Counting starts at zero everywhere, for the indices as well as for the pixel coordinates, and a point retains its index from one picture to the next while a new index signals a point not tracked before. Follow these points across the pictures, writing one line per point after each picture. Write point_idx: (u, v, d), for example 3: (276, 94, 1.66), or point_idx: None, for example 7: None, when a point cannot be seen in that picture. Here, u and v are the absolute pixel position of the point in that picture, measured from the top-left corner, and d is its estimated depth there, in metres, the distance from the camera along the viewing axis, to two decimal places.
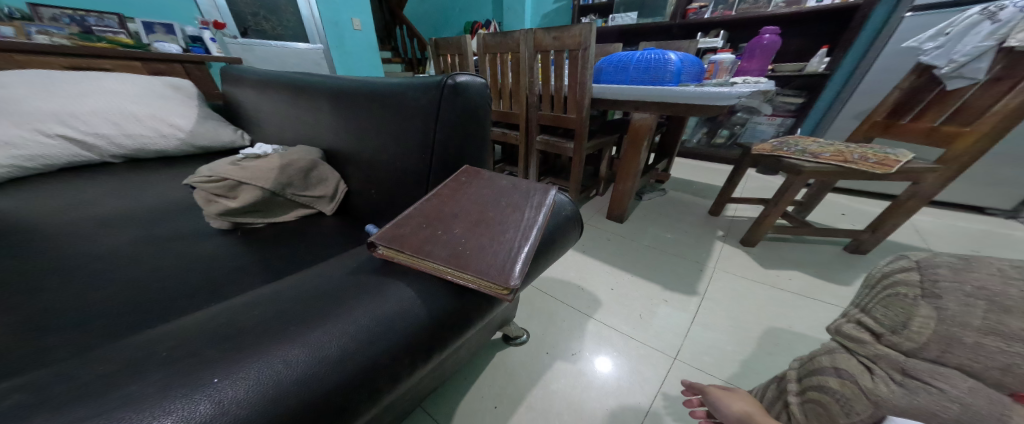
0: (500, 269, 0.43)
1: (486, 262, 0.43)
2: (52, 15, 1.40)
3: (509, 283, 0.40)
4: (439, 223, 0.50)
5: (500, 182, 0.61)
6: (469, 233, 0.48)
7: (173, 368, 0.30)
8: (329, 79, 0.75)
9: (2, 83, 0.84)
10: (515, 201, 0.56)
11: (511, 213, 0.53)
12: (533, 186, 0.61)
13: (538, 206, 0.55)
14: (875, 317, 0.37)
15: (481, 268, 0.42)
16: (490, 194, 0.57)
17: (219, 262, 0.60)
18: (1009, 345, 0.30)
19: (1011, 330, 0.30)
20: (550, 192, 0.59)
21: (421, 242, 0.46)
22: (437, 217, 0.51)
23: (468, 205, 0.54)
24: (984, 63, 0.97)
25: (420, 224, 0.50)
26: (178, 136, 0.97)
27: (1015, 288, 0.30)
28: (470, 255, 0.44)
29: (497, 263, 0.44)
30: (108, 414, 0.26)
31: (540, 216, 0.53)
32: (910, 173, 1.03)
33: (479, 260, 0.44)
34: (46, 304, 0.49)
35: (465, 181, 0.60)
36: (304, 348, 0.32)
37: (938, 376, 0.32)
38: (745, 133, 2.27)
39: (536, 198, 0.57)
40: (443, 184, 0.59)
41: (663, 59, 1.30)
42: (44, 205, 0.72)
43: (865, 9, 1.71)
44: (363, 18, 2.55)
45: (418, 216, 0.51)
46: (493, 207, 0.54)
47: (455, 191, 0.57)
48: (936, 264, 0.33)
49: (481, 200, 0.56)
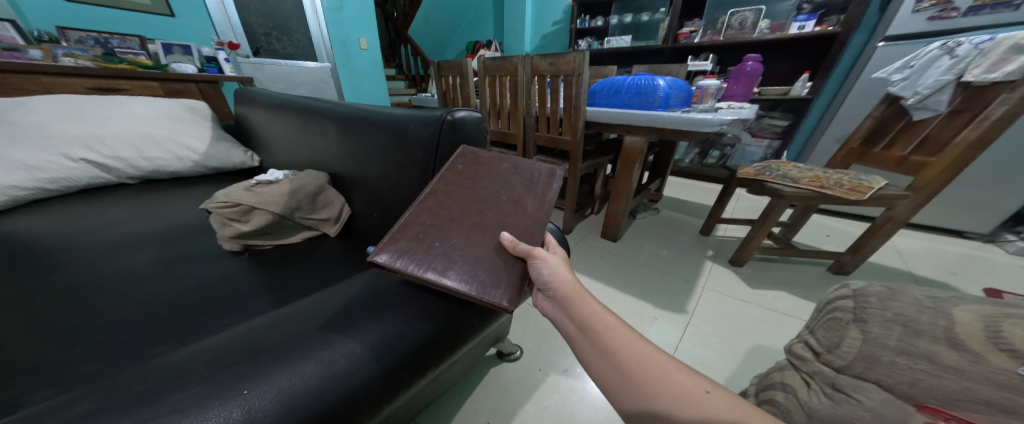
0: (497, 287, 0.49)
1: (483, 280, 0.49)
2: (79, 38, 1.53)
3: (503, 303, 0.47)
4: (435, 233, 0.54)
5: (501, 166, 0.65)
6: (466, 243, 0.53)
7: (204, 382, 0.34)
8: (342, 108, 0.82)
9: (33, 107, 0.90)
10: (516, 194, 0.62)
11: (510, 212, 0.59)
12: (536, 165, 0.67)
13: (537, 200, 0.62)
14: (818, 340, 0.43)
15: (480, 288, 0.49)
16: (490, 186, 0.62)
17: (233, 281, 0.65)
18: (916, 363, 0.34)
19: (918, 350, 0.34)
20: (554, 175, 0.65)
21: (419, 253, 0.51)
22: (434, 224, 0.55)
23: (465, 204, 0.58)
24: (944, 96, 1.04)
25: (417, 234, 0.54)
26: (192, 158, 1.03)
27: (925, 315, 0.36)
28: (467, 272, 0.50)
29: (493, 283, 0.49)
30: (159, 420, 0.31)
31: (541, 228, 0.57)
32: (884, 199, 1.09)
33: (476, 276, 0.50)
34: (74, 324, 0.54)
35: (463, 168, 0.63)
36: (317, 363, 0.37)
37: (859, 389, 0.36)
38: (734, 155, 2.39)
39: (538, 189, 0.63)
40: (439, 177, 0.61)
41: (653, 85, 1.37)
42: (66, 226, 0.76)
43: (843, 37, 1.83)
44: (369, 38, 2.66)
45: (414, 225, 0.55)
46: (493, 205, 0.59)
47: (454, 187, 0.60)
48: (867, 293, 0.40)
49: (480, 196, 0.60)
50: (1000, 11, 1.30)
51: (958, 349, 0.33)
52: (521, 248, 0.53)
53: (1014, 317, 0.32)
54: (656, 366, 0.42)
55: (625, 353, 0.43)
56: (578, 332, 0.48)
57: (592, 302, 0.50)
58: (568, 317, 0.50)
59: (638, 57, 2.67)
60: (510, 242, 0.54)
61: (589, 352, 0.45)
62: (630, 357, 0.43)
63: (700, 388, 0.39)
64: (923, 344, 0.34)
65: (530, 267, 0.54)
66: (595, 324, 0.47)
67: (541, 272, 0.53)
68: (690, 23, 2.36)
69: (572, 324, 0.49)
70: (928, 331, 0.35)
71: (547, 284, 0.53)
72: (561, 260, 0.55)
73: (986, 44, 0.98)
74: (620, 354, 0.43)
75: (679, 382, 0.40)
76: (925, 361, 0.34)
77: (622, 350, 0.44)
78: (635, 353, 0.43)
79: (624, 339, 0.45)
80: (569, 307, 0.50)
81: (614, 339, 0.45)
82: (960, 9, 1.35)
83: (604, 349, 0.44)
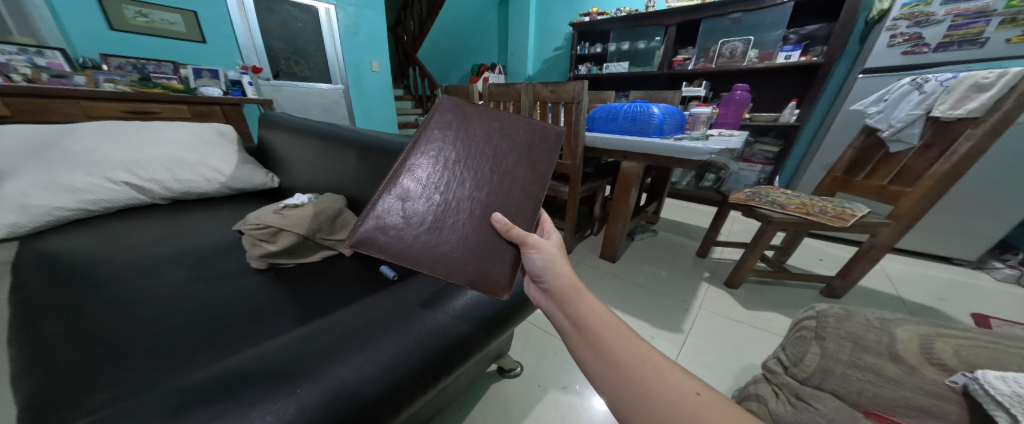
0: (488, 277, 0.57)
1: (472, 271, 0.57)
2: (119, 64, 1.66)
3: (500, 295, 0.56)
4: (420, 218, 0.58)
5: (490, 126, 0.65)
6: (454, 229, 0.58)
7: (260, 384, 0.40)
8: (363, 137, 0.93)
9: (82, 133, 0.98)
10: (507, 165, 0.63)
11: (500, 193, 0.61)
12: (531, 128, 0.67)
13: (529, 169, 0.64)
14: (786, 355, 0.53)
15: (472, 278, 0.56)
16: (478, 154, 0.63)
17: (263, 297, 0.71)
18: (863, 374, 0.44)
19: (864, 363, 0.44)
20: (550, 140, 0.66)
21: (403, 239, 0.56)
22: (417, 207, 0.58)
23: (449, 180, 0.60)
24: (916, 129, 1.12)
25: (399, 217, 0.57)
26: (219, 180, 1.12)
27: (871, 334, 0.45)
28: (456, 263, 0.56)
29: (484, 274, 0.57)
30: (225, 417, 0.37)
31: (535, 207, 0.61)
32: (866, 227, 1.16)
33: (465, 267, 0.56)
34: (124, 334, 0.60)
35: (445, 133, 0.63)
36: (352, 370, 0.43)
37: (817, 398, 0.46)
38: (728, 179, 2.47)
39: (531, 157, 0.65)
40: (418, 145, 0.61)
41: (648, 112, 1.46)
42: (109, 244, 0.83)
43: (826, 67, 1.96)
44: (381, 61, 2.82)
45: (395, 207, 0.58)
46: (481, 179, 0.61)
47: (435, 159, 0.61)
48: (828, 314, 0.50)
49: (466, 167, 0.61)
50: (967, 48, 1.42)
51: (898, 362, 0.43)
52: (515, 233, 0.57)
53: (945, 336, 0.43)
54: (651, 368, 0.45)
55: (622, 355, 0.47)
56: (575, 330, 0.51)
57: (589, 299, 0.53)
58: (565, 312, 0.54)
59: (636, 81, 2.79)
60: (502, 227, 0.58)
61: (586, 351, 0.49)
62: (627, 358, 0.46)
63: (691, 390, 0.43)
64: (868, 358, 0.44)
65: (525, 255, 0.58)
66: (594, 324, 0.50)
67: (535, 262, 0.57)
68: (684, 50, 2.50)
69: (570, 321, 0.53)
70: (872, 347, 0.44)
71: (541, 274, 0.57)
72: (557, 251, 0.59)
73: (950, 82, 1.08)
74: (618, 355, 0.47)
75: (672, 385, 0.44)
76: (868, 373, 0.44)
77: (620, 352, 0.47)
78: (633, 354, 0.47)
79: (622, 339, 0.48)
80: (564, 301, 0.54)
81: (611, 340, 0.48)
82: (930, 45, 1.47)
83: (601, 349, 0.48)
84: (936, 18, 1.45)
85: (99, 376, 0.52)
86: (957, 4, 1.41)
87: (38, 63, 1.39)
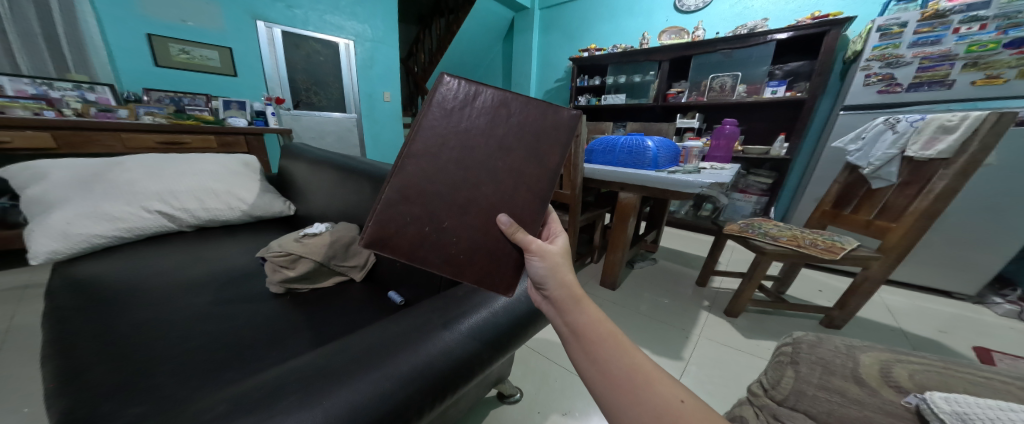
0: (492, 278, 0.63)
1: (476, 272, 0.62)
2: (158, 98, 1.84)
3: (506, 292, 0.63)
4: (427, 218, 0.62)
5: (497, 118, 0.64)
6: (459, 229, 0.62)
7: (288, 399, 0.45)
8: (378, 169, 1.01)
9: (126, 165, 1.08)
10: (514, 162, 0.64)
11: (505, 194, 0.63)
12: (539, 118, 0.65)
13: (537, 166, 0.64)
14: (766, 379, 0.58)
15: (477, 278, 0.62)
16: (484, 150, 0.63)
17: (282, 320, 0.77)
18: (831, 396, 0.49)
19: (833, 385, 0.50)
20: (559, 131, 0.66)
21: (411, 238, 0.61)
22: (423, 207, 0.62)
23: (455, 177, 0.63)
24: (893, 168, 1.20)
25: (408, 218, 0.62)
26: (241, 208, 1.20)
27: (838, 358, 0.52)
28: (461, 262, 0.62)
29: (488, 274, 0.62)
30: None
31: (541, 210, 0.63)
32: (856, 259, 1.20)
33: (469, 266, 0.62)
34: (157, 353, 0.65)
35: (449, 126, 0.64)
36: (368, 388, 0.48)
37: (789, 417, 0.50)
38: (725, 209, 2.52)
39: (539, 150, 0.65)
40: (422, 140, 0.63)
41: (643, 146, 1.55)
42: (141, 269, 0.90)
43: (811, 103, 2.08)
44: (393, 92, 3.00)
45: (401, 206, 0.61)
46: (486, 177, 0.63)
47: (439, 155, 0.63)
48: (803, 340, 0.58)
49: (471, 165, 0.63)
50: (936, 89, 1.53)
51: (861, 385, 0.48)
52: (520, 237, 0.61)
53: (902, 362, 0.50)
54: (641, 375, 0.50)
55: (616, 364, 0.51)
56: (573, 337, 0.55)
57: (589, 308, 0.57)
58: (565, 320, 0.57)
59: (633, 112, 2.94)
60: (507, 231, 0.61)
61: (582, 357, 0.53)
62: (621, 365, 0.51)
63: (676, 398, 0.47)
64: (835, 381, 0.50)
65: (528, 260, 0.62)
66: (593, 333, 0.54)
67: (535, 268, 0.61)
68: (678, 84, 2.65)
69: (568, 329, 0.57)
70: (838, 371, 0.51)
71: (542, 281, 0.61)
72: (559, 258, 0.61)
73: (919, 123, 1.17)
74: (612, 363, 0.51)
75: (660, 392, 0.48)
76: (836, 394, 0.49)
77: (614, 361, 0.51)
78: (626, 363, 0.51)
79: (618, 349, 0.52)
80: (565, 311, 0.58)
81: (606, 349, 0.52)
82: (903, 85, 1.59)
83: (596, 357, 0.52)
84: (905, 60, 1.57)
85: (135, 392, 0.56)
86: (923, 48, 1.53)
87: (89, 98, 1.64)
